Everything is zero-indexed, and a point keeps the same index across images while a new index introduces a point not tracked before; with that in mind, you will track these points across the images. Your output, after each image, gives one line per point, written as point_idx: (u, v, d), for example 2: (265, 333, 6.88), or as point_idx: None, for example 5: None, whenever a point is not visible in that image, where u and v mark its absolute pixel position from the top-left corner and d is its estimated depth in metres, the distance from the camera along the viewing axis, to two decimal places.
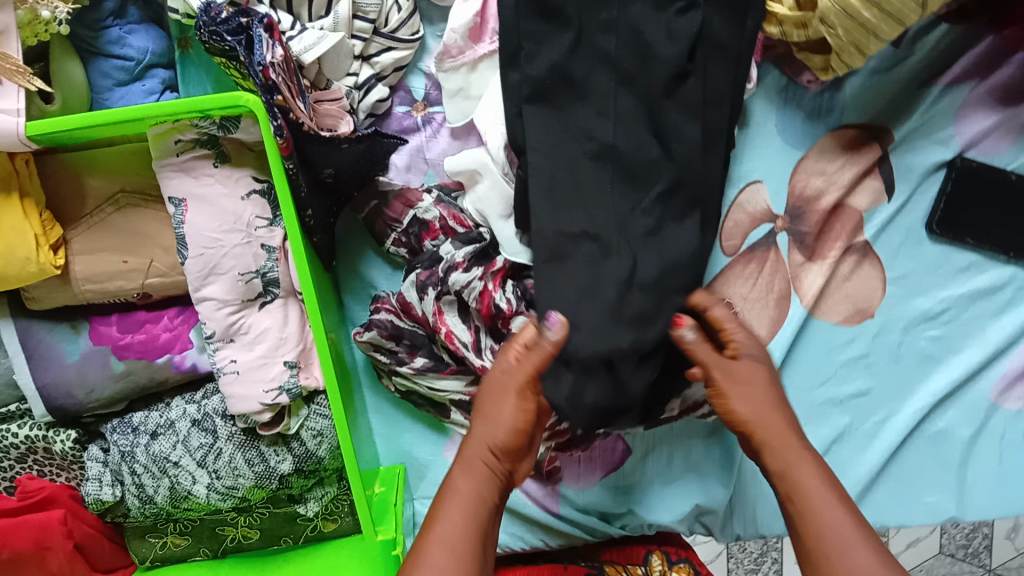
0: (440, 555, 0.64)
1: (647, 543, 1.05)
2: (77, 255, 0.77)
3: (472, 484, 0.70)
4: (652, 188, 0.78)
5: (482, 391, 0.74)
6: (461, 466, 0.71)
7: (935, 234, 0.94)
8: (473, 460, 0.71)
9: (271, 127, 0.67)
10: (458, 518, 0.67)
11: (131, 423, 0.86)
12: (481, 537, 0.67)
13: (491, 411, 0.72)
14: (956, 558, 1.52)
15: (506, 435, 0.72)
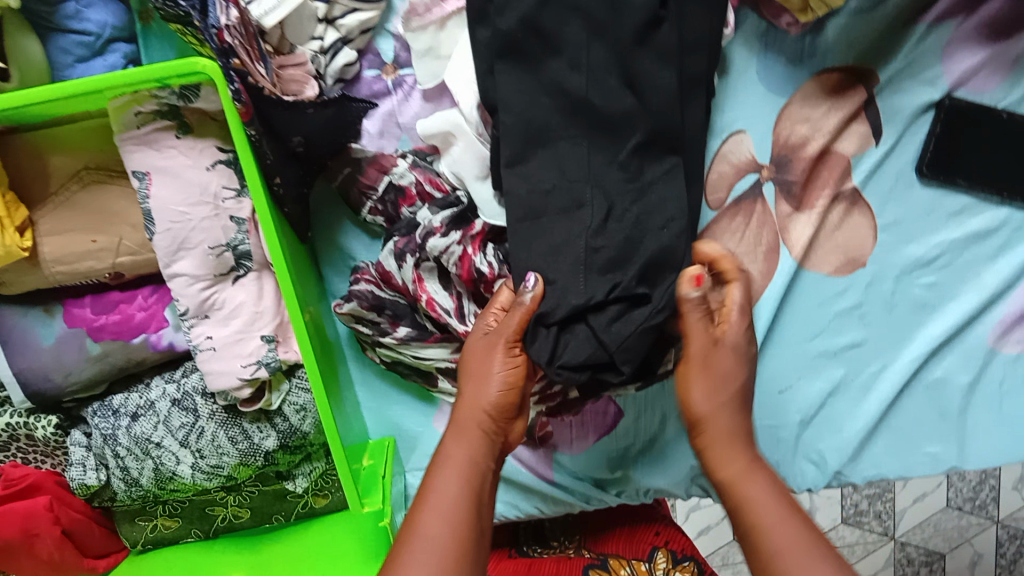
0: (434, 518, 0.66)
1: (656, 540, 1.04)
2: (45, 236, 0.76)
3: (466, 449, 0.73)
4: (629, 136, 0.75)
5: (467, 361, 0.79)
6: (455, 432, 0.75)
7: (925, 177, 0.92)
8: (468, 425, 0.76)
9: (229, 92, 0.66)
10: (453, 484, 0.70)
11: (111, 406, 0.85)
12: (475, 502, 0.70)
13: (481, 375, 0.77)
14: (963, 511, 1.52)
15: (493, 399, 0.76)
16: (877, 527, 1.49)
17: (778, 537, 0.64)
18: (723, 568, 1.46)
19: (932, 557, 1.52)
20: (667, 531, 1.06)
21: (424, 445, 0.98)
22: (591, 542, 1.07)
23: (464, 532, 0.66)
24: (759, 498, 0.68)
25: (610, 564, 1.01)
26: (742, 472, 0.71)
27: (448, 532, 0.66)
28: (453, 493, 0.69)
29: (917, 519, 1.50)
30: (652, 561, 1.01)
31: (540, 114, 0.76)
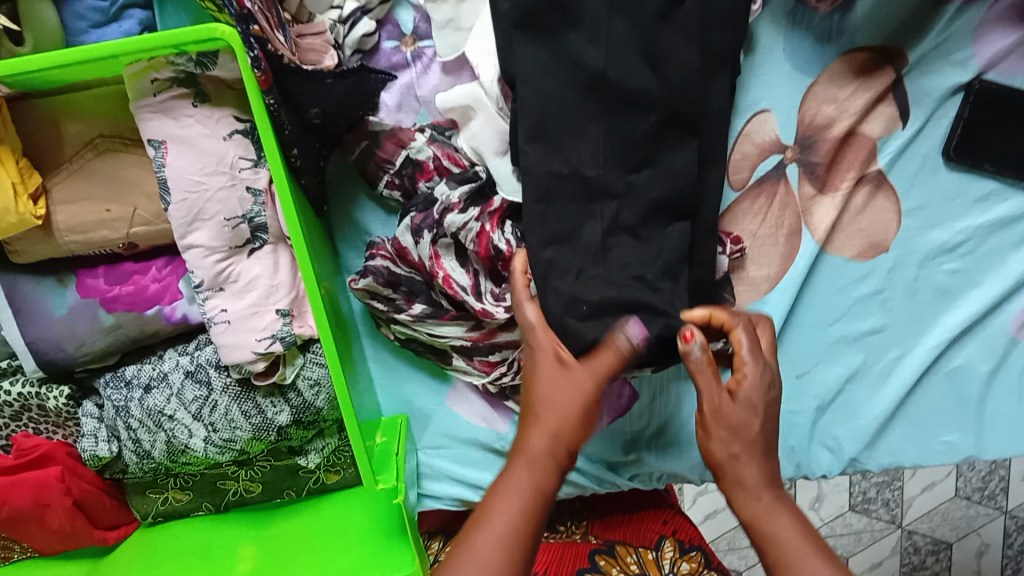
0: (495, 537, 0.64)
1: (663, 529, 1.04)
2: (58, 205, 0.75)
3: (527, 475, 0.69)
4: (646, 117, 0.74)
5: (536, 395, 0.73)
6: (517, 464, 0.71)
7: (952, 161, 0.90)
8: (535, 451, 0.71)
9: (249, 59, 0.64)
10: (513, 521, 0.65)
11: (124, 377, 0.84)
12: (528, 531, 0.66)
13: (550, 429, 0.71)
14: (971, 501, 1.50)
15: (547, 450, 0.71)
16: (884, 515, 1.48)
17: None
18: (729, 551, 1.45)
19: (938, 546, 1.51)
20: (675, 520, 1.05)
21: (436, 424, 0.97)
22: (598, 528, 1.06)
23: (522, 548, 0.64)
24: (790, 552, 0.65)
25: (617, 550, 1.00)
26: (768, 526, 0.68)
27: (499, 551, 0.63)
28: (513, 505, 0.67)
29: (926, 508, 1.49)
30: (658, 550, 1.00)
31: (555, 88, 0.74)
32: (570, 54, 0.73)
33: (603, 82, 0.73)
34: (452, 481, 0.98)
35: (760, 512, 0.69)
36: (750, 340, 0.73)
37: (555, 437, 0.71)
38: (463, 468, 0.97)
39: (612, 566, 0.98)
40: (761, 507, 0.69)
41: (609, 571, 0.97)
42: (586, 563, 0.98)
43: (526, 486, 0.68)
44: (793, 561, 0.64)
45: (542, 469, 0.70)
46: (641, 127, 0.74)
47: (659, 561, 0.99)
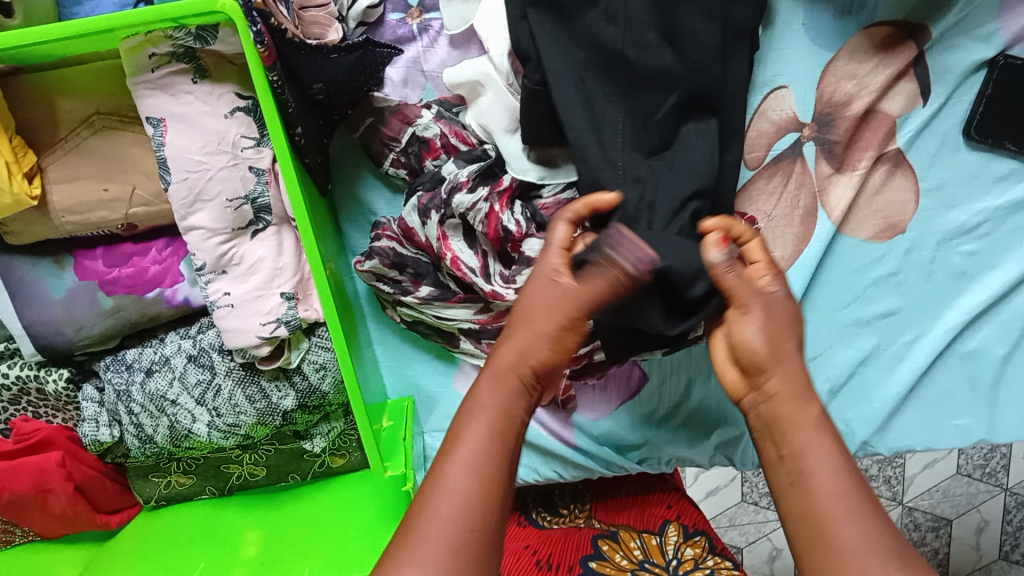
0: (459, 467, 0.54)
1: (667, 513, 1.03)
2: (54, 184, 0.72)
3: (497, 393, 0.59)
4: (665, 99, 0.72)
5: (521, 305, 0.63)
6: (485, 380, 0.61)
7: (973, 140, 0.87)
8: (506, 372, 0.60)
9: (251, 34, 0.61)
10: (480, 441, 0.56)
11: (125, 360, 0.83)
12: (505, 453, 0.57)
13: (519, 332, 0.62)
14: (973, 478, 1.47)
15: (520, 357, 0.61)
16: (885, 492, 1.46)
17: (846, 521, 0.53)
18: (729, 527, 1.44)
19: (939, 523, 1.50)
20: (680, 505, 1.04)
21: (443, 406, 0.95)
22: (602, 511, 1.06)
23: (494, 489, 0.54)
24: (833, 488, 0.54)
25: (620, 536, 0.99)
26: (807, 440, 0.57)
27: (468, 485, 0.53)
28: (479, 434, 0.56)
29: (927, 485, 1.46)
30: (662, 535, 0.99)
31: (574, 67, 0.72)
32: (585, 34, 0.72)
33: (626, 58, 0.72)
34: None
35: (799, 421, 0.59)
36: (767, 253, 0.67)
37: (526, 344, 0.61)
38: None
39: (615, 553, 0.95)
40: (802, 415, 0.59)
41: (613, 556, 0.94)
42: (589, 550, 0.96)
43: (495, 403, 0.59)
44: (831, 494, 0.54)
45: (510, 388, 0.60)
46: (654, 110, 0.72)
47: (663, 546, 0.97)
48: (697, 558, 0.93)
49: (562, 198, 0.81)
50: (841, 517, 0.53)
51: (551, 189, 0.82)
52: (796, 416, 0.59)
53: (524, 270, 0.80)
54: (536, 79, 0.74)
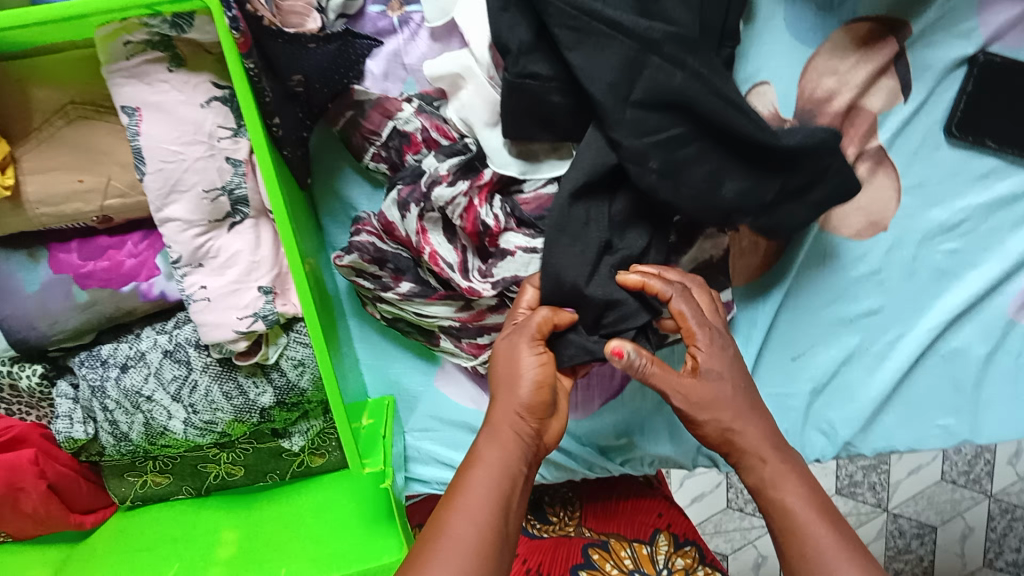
0: (467, 526, 0.60)
1: (658, 522, 1.02)
2: (28, 174, 0.71)
3: (500, 452, 0.66)
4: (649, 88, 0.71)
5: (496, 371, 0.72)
6: (488, 444, 0.67)
7: (954, 138, 0.87)
8: (500, 427, 0.68)
9: (226, 20, 0.60)
10: (485, 502, 0.62)
11: (100, 356, 0.81)
12: (504, 505, 0.63)
13: (502, 433, 0.68)
14: (957, 484, 1.46)
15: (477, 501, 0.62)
16: (870, 499, 1.44)
17: (819, 548, 0.63)
18: (715, 534, 1.42)
19: (924, 529, 1.46)
20: (670, 514, 1.04)
21: (424, 405, 0.95)
22: (591, 518, 1.03)
23: (494, 550, 0.60)
24: (811, 541, 0.63)
25: (611, 544, 0.98)
26: (776, 493, 0.68)
27: (475, 535, 0.59)
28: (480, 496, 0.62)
29: (914, 491, 1.44)
30: (652, 544, 0.99)
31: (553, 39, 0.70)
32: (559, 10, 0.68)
33: (614, 36, 0.69)
34: (441, 464, 0.96)
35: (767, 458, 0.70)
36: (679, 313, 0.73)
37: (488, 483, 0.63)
38: (451, 451, 0.95)
39: (606, 562, 0.96)
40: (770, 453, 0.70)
41: (603, 566, 0.95)
42: (580, 559, 0.96)
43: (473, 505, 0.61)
44: (797, 526, 0.65)
45: (507, 446, 0.67)
46: (634, 90, 0.71)
47: (654, 555, 0.98)
48: (688, 569, 0.97)
49: (542, 193, 0.81)
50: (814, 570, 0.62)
51: (532, 184, 0.82)
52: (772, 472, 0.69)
53: (500, 262, 0.80)
54: (518, 72, 0.73)
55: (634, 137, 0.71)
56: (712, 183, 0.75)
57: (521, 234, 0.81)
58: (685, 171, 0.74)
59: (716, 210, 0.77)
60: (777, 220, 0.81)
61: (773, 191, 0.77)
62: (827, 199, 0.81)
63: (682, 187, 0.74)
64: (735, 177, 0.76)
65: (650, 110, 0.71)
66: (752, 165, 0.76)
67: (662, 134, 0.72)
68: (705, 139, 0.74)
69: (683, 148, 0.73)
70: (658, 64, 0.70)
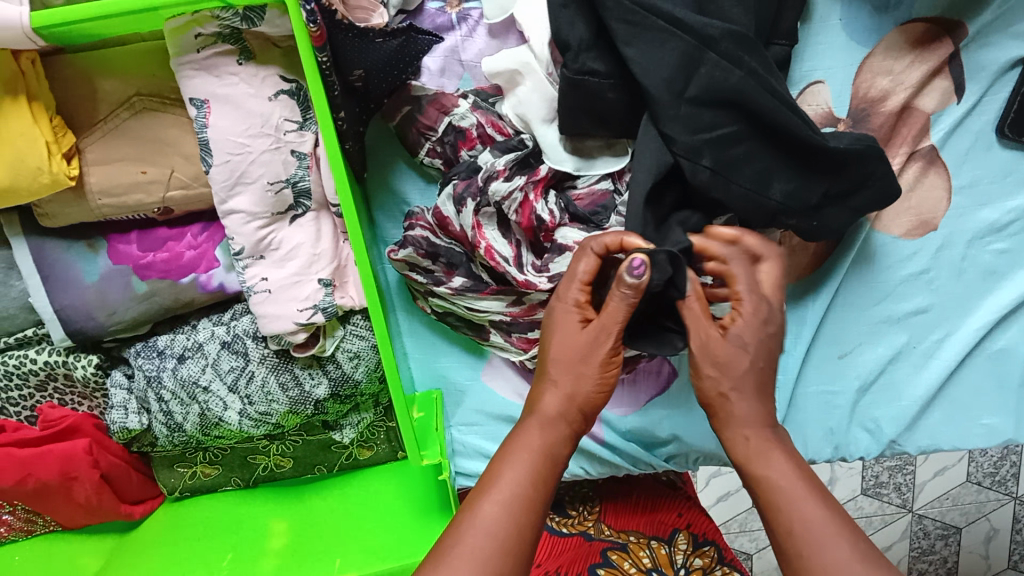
0: (493, 505, 0.59)
1: (677, 521, 0.97)
2: (91, 165, 0.71)
3: (539, 435, 0.65)
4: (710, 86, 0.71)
5: (552, 344, 0.69)
6: (524, 426, 0.66)
7: (1006, 138, 0.88)
8: (553, 416, 0.66)
9: (302, 13, 0.60)
10: (521, 484, 0.60)
11: (156, 347, 0.82)
12: (542, 490, 0.61)
13: (545, 419, 0.66)
14: (982, 487, 1.38)
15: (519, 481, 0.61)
16: (895, 500, 1.37)
17: (812, 535, 0.58)
18: (739, 533, 1.40)
19: (948, 531, 1.40)
20: (691, 513, 0.98)
21: (471, 399, 0.95)
22: (611, 515, 0.98)
23: (530, 518, 0.59)
24: (786, 497, 0.61)
25: (629, 545, 0.93)
26: (759, 468, 0.64)
27: (511, 526, 0.58)
28: (517, 475, 0.61)
29: (938, 492, 1.38)
30: (671, 543, 0.94)
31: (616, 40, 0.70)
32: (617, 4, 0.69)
33: (673, 30, 0.69)
34: (485, 459, 0.96)
35: (754, 454, 0.65)
36: (746, 281, 0.68)
37: (528, 467, 0.62)
38: (497, 445, 0.95)
39: (623, 560, 0.91)
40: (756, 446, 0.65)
41: (621, 565, 0.90)
42: (597, 558, 0.91)
43: (530, 463, 0.62)
44: (784, 506, 0.61)
45: (545, 431, 0.65)
46: (691, 85, 0.70)
47: (672, 555, 0.92)
48: (706, 569, 0.91)
49: (596, 189, 0.81)
50: (808, 549, 0.58)
51: (585, 180, 0.82)
52: (753, 448, 0.65)
53: (556, 257, 0.80)
54: (577, 68, 0.73)
55: (689, 133, 0.71)
56: (760, 183, 0.73)
57: (576, 229, 0.80)
58: (737, 169, 0.72)
59: (762, 211, 0.74)
60: (821, 227, 0.77)
61: (819, 196, 0.74)
62: (868, 207, 0.77)
63: (732, 185, 0.72)
64: (785, 180, 0.73)
65: (705, 107, 0.71)
66: (799, 168, 0.74)
67: (716, 132, 0.71)
68: (755, 139, 0.72)
69: (734, 146, 0.72)
70: (716, 61, 0.69)
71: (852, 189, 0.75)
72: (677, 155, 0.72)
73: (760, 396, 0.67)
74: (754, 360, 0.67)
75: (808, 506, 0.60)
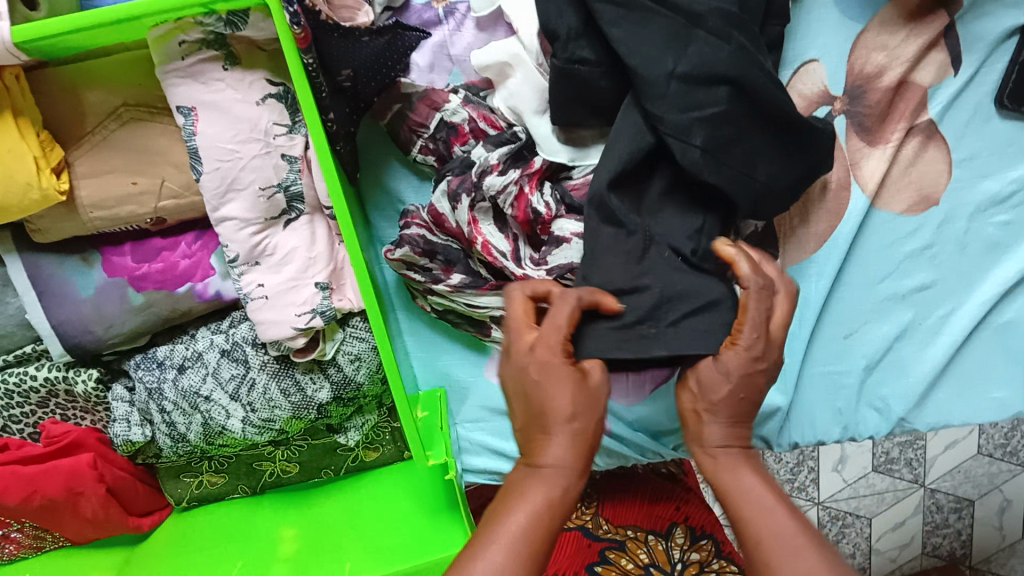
0: (502, 554, 0.55)
1: (674, 514, 0.95)
2: (80, 178, 0.71)
3: (543, 490, 0.59)
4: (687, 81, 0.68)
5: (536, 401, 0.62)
6: (530, 480, 0.60)
7: (1005, 108, 0.86)
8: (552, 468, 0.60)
9: (285, 15, 0.59)
10: (523, 532, 0.56)
11: (155, 358, 0.81)
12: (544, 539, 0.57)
13: (547, 472, 0.60)
14: (993, 457, 1.36)
15: (517, 530, 0.56)
16: (907, 474, 1.35)
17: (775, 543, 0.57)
18: None
19: (961, 504, 1.37)
20: (688, 507, 0.96)
21: (475, 397, 0.94)
22: (609, 507, 0.97)
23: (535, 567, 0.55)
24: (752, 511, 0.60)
25: (628, 543, 0.92)
26: (729, 480, 0.63)
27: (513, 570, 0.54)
28: (523, 521, 0.57)
29: (949, 465, 1.35)
30: (669, 539, 0.92)
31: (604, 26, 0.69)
32: None
33: (659, 9, 0.68)
34: (492, 454, 0.95)
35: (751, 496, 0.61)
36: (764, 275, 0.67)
37: (527, 516, 0.57)
38: (503, 441, 0.95)
39: (620, 558, 0.90)
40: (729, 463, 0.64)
41: (618, 560, 0.90)
42: (594, 558, 0.91)
43: (533, 504, 0.58)
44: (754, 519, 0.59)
45: (550, 483, 0.60)
46: (682, 60, 0.68)
47: (669, 551, 0.90)
48: (702, 562, 0.89)
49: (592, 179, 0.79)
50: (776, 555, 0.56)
51: (581, 170, 0.80)
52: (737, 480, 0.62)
53: (554, 249, 0.78)
54: (566, 58, 0.72)
55: (679, 111, 0.68)
56: (747, 165, 0.70)
57: (572, 219, 0.78)
58: (727, 151, 0.70)
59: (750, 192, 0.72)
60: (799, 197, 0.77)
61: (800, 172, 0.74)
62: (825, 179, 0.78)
63: (723, 167, 0.70)
64: (769, 162, 0.71)
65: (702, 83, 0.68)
66: (781, 149, 0.72)
67: (708, 110, 0.68)
68: (743, 122, 0.69)
69: (724, 128, 0.69)
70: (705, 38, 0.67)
71: (819, 165, 0.75)
72: (666, 134, 0.69)
73: (732, 422, 0.66)
74: (734, 391, 0.65)
75: (779, 512, 0.58)
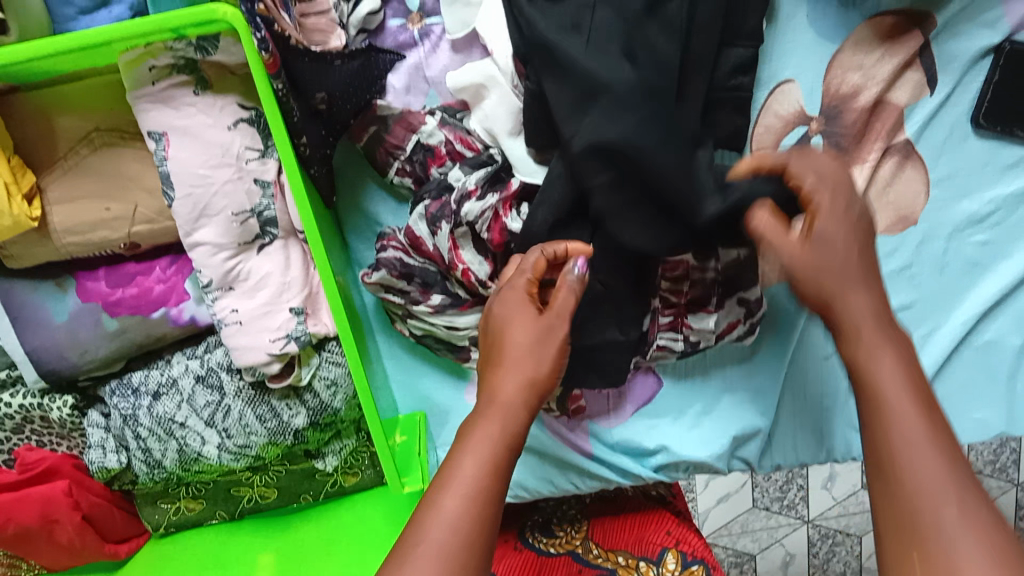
0: (455, 499, 0.51)
1: (665, 539, 0.93)
2: (54, 204, 0.70)
3: (498, 425, 0.56)
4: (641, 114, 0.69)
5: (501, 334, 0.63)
6: (482, 415, 0.58)
7: (982, 129, 0.87)
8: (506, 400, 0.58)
9: (254, 41, 0.59)
10: (481, 472, 0.53)
11: (130, 384, 0.81)
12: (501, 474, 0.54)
13: (500, 405, 0.58)
14: (983, 474, 1.36)
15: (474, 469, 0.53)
16: None
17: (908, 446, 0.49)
18: (741, 534, 1.28)
19: None
20: (680, 530, 0.94)
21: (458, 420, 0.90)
22: (598, 532, 0.96)
23: (499, 499, 0.53)
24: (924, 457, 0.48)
25: (618, 569, 0.90)
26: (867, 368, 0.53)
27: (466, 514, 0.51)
28: (475, 465, 0.53)
29: None
30: (660, 565, 0.90)
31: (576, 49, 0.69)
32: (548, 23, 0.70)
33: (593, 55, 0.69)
34: None
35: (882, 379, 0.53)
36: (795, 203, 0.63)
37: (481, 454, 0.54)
38: None
39: None
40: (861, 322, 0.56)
41: None
42: None
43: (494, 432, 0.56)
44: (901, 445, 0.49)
45: (503, 419, 0.57)
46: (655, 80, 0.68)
47: None
48: None
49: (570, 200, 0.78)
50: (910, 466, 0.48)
51: None
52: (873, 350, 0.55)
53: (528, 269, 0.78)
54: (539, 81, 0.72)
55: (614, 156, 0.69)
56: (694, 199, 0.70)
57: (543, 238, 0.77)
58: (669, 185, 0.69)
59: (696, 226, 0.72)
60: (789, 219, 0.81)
61: None
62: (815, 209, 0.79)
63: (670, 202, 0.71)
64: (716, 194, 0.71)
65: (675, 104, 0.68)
66: None
67: None
68: None
69: None
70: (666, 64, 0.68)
71: None
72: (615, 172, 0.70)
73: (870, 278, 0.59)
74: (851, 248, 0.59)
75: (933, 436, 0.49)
